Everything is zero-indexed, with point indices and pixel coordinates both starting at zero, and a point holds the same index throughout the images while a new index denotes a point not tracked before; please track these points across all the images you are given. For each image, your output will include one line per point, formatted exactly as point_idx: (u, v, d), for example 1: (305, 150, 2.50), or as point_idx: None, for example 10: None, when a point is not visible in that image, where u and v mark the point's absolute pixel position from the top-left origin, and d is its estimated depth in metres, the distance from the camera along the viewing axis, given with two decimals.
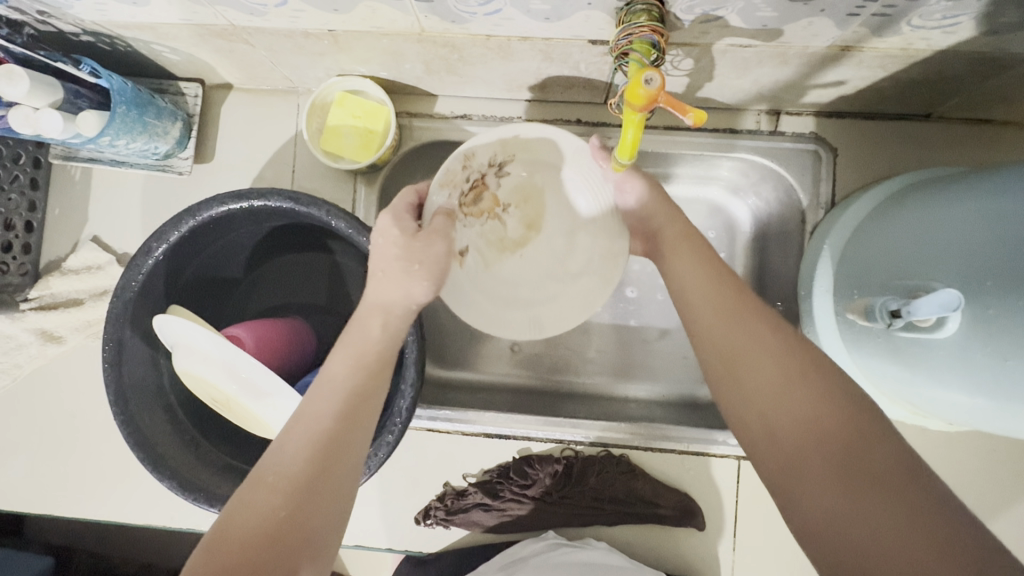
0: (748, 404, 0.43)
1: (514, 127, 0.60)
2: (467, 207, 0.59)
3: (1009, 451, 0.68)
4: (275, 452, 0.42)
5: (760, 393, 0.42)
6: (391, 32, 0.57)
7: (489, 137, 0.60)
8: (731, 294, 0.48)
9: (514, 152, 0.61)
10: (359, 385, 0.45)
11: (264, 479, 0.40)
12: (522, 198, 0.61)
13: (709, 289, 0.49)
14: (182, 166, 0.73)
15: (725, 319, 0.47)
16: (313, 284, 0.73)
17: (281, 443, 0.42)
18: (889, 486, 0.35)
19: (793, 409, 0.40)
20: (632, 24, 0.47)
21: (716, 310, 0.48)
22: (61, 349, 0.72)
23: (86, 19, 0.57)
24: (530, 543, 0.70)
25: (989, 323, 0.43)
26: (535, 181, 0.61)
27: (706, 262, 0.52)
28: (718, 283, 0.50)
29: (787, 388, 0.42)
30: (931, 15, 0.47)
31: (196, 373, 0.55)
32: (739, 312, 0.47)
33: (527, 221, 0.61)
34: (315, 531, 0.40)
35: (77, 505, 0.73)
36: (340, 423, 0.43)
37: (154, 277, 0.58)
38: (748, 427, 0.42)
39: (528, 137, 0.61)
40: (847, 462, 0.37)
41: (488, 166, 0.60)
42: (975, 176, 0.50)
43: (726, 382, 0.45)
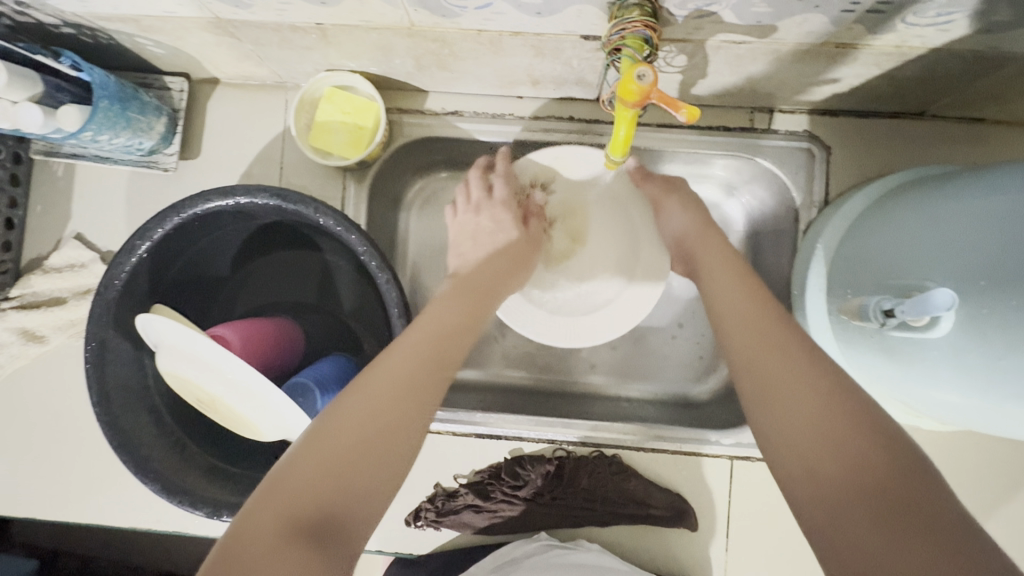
0: (774, 413, 0.45)
1: (552, 150, 0.69)
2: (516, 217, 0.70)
3: (1000, 450, 0.68)
4: (334, 420, 0.44)
5: (784, 402, 0.45)
6: (380, 26, 0.56)
7: (531, 161, 0.69)
8: (765, 317, 0.51)
9: (553, 172, 0.70)
10: (412, 368, 0.49)
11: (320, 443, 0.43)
12: (568, 214, 0.72)
13: (746, 312, 0.53)
14: (168, 162, 0.72)
15: (758, 339, 0.50)
16: (302, 282, 0.72)
17: (340, 414, 0.45)
18: (908, 494, 0.37)
19: (819, 422, 0.42)
20: (624, 19, 0.47)
21: (748, 330, 0.51)
22: (44, 348, 0.71)
23: (66, 11, 0.56)
24: (522, 545, 0.69)
25: (983, 323, 0.43)
26: (579, 198, 0.71)
27: (741, 286, 0.55)
28: (753, 303, 0.53)
29: (813, 399, 0.44)
30: (925, 12, 0.46)
31: (180, 373, 0.54)
32: (768, 332, 0.50)
33: (570, 234, 0.72)
34: (346, 523, 0.41)
35: (60, 507, 0.71)
36: (395, 399, 0.47)
37: (138, 275, 0.57)
38: (770, 435, 0.45)
39: (565, 157, 0.69)
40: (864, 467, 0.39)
41: (534, 185, 0.70)
42: (970, 174, 0.50)
43: (753, 392, 0.47)
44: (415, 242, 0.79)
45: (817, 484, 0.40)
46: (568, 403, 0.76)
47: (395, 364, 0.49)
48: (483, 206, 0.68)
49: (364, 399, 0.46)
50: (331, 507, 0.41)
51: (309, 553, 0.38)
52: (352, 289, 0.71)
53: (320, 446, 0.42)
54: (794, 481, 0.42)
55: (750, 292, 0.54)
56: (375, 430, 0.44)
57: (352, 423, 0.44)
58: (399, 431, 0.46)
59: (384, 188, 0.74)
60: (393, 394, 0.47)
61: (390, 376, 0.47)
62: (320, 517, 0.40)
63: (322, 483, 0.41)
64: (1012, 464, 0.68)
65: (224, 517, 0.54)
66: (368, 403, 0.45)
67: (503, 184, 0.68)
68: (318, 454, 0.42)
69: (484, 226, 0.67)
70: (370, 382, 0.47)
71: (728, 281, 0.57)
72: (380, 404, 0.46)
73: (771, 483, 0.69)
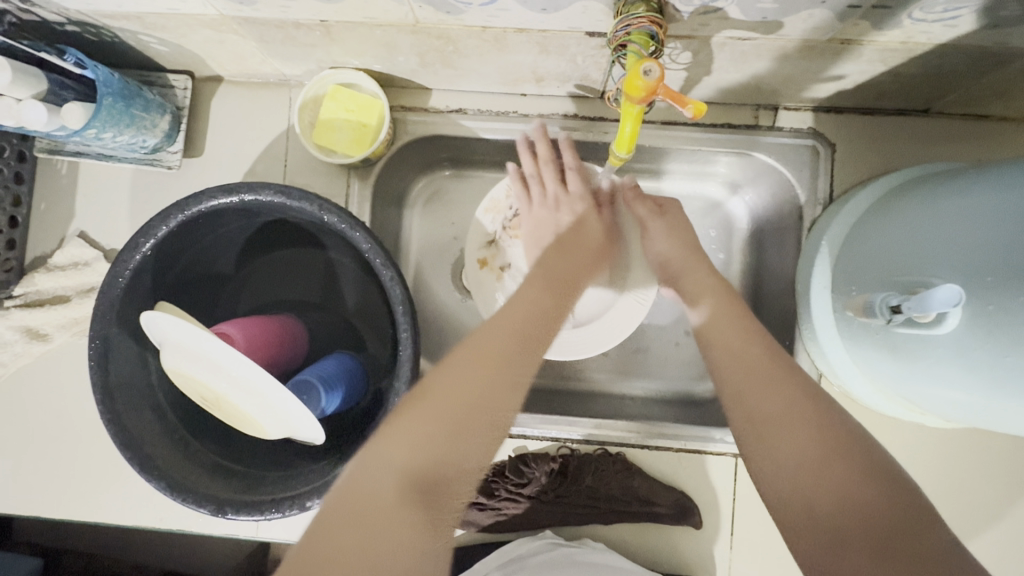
0: (774, 458, 0.44)
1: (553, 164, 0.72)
2: (512, 229, 0.73)
3: (1005, 448, 0.68)
4: (446, 383, 0.47)
5: (784, 451, 0.44)
6: (384, 23, 0.55)
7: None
8: (758, 355, 0.51)
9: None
10: (512, 342, 0.51)
11: (434, 403, 0.46)
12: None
13: (740, 348, 0.52)
14: (171, 160, 0.72)
15: (755, 379, 0.49)
16: (307, 281, 0.72)
17: (452, 378, 0.47)
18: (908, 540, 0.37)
19: (817, 463, 0.42)
20: (630, 14, 0.46)
21: (741, 367, 0.50)
22: (48, 346, 0.71)
23: (70, 8, 0.56)
24: (526, 543, 0.69)
25: (989, 319, 0.43)
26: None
27: (732, 321, 0.55)
28: (748, 342, 0.52)
29: (810, 444, 0.43)
30: (931, 8, 0.46)
31: (184, 371, 0.54)
32: (761, 370, 0.49)
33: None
34: (450, 484, 0.44)
35: (64, 506, 0.71)
36: (501, 369, 0.49)
37: (143, 273, 0.57)
38: (772, 484, 0.44)
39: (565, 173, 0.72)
40: (871, 518, 0.39)
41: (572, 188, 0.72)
42: (977, 169, 0.50)
43: (750, 438, 0.46)
44: (418, 240, 0.79)
45: (823, 534, 0.40)
46: (572, 401, 0.76)
47: (499, 334, 0.51)
48: (561, 200, 0.70)
49: (462, 369, 0.48)
50: (433, 468, 0.44)
51: (416, 509, 0.41)
52: (355, 288, 0.71)
53: (421, 410, 0.46)
54: (800, 532, 0.41)
55: (744, 333, 0.53)
56: (474, 398, 0.46)
57: (451, 390, 0.46)
58: (502, 401, 0.48)
59: (388, 186, 0.74)
60: (488, 368, 0.48)
61: (485, 350, 0.49)
62: (424, 478, 0.43)
63: (424, 445, 0.44)
64: (1017, 462, 0.68)
65: (229, 515, 0.54)
66: (467, 373, 0.47)
67: (577, 179, 0.70)
68: (420, 419, 0.45)
69: (565, 220, 0.69)
70: (476, 350, 0.49)
71: (722, 318, 0.55)
72: (477, 375, 0.48)
73: None
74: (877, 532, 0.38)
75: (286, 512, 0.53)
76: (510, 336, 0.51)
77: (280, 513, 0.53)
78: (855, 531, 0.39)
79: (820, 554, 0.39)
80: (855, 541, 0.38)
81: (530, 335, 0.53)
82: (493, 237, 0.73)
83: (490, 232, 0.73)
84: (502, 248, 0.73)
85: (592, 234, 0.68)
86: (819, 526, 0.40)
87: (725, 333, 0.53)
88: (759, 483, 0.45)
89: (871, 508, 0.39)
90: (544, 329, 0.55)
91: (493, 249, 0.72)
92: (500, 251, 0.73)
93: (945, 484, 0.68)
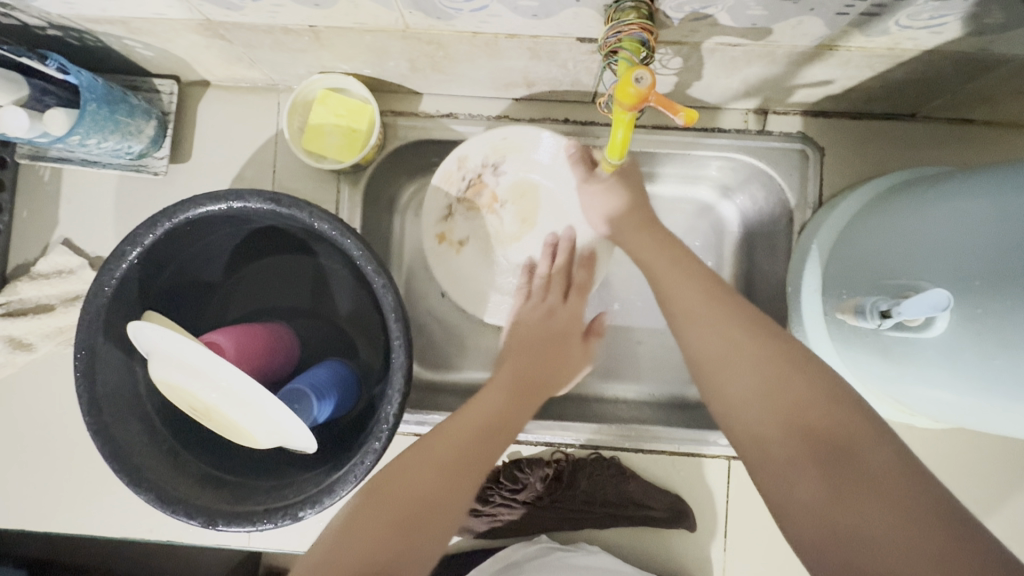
0: (733, 404, 0.47)
1: (502, 131, 0.69)
2: (467, 202, 0.73)
3: (992, 447, 0.69)
4: (413, 463, 0.48)
5: (741, 400, 0.46)
6: (374, 29, 0.55)
7: (482, 143, 0.69)
8: (728, 307, 0.52)
9: (504, 153, 0.71)
10: (486, 411, 0.54)
11: (398, 479, 0.47)
12: (518, 195, 0.74)
13: (706, 301, 0.52)
14: (157, 166, 0.71)
15: (720, 331, 0.50)
16: (297, 288, 0.72)
17: (421, 457, 0.49)
18: (870, 474, 0.39)
19: (776, 405, 0.44)
20: (620, 22, 0.46)
21: (705, 318, 0.51)
22: (31, 356, 0.69)
23: (52, 13, 0.55)
24: (522, 548, 0.69)
25: (977, 323, 0.43)
26: (529, 178, 0.73)
27: (687, 268, 0.56)
28: (716, 297, 0.53)
29: (770, 388, 0.45)
30: (918, 15, 0.47)
31: (173, 382, 0.53)
32: (720, 317, 0.51)
33: (522, 214, 0.74)
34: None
35: (49, 519, 0.70)
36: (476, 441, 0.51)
37: (130, 281, 0.56)
38: (732, 427, 0.47)
39: (515, 139, 0.70)
40: (825, 451, 0.41)
41: (482, 167, 0.71)
42: (962, 176, 0.50)
43: (708, 387, 0.49)
44: (410, 244, 0.78)
45: (783, 472, 0.42)
46: (566, 405, 0.76)
47: (476, 407, 0.54)
48: (556, 310, 0.68)
49: (424, 465, 0.48)
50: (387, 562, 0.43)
51: None
52: (347, 294, 0.70)
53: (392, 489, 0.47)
54: (761, 470, 0.44)
55: (691, 282, 0.54)
56: (442, 478, 0.47)
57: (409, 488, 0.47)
58: (471, 465, 0.49)
59: (379, 191, 0.74)
60: (444, 460, 0.49)
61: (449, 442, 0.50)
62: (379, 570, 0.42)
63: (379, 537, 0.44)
64: (1000, 462, 0.69)
65: (219, 526, 0.53)
66: (431, 458, 0.48)
67: (579, 296, 0.68)
68: (378, 510, 0.45)
69: (551, 328, 0.66)
70: (449, 424, 0.52)
71: (678, 275, 0.56)
72: (437, 471, 0.48)
73: None
74: (832, 464, 0.40)
75: (278, 522, 0.53)
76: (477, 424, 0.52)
77: (274, 524, 0.53)
78: (808, 464, 0.41)
79: (782, 498, 0.42)
80: (810, 475, 0.41)
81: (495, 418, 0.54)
82: (448, 210, 0.72)
83: (445, 204, 0.72)
84: (458, 221, 0.73)
85: (572, 356, 0.65)
86: (776, 465, 0.43)
87: (682, 291, 0.54)
88: (723, 425, 0.48)
89: (828, 443, 0.41)
90: (513, 416, 0.55)
91: (451, 222, 0.72)
92: (457, 224, 0.73)
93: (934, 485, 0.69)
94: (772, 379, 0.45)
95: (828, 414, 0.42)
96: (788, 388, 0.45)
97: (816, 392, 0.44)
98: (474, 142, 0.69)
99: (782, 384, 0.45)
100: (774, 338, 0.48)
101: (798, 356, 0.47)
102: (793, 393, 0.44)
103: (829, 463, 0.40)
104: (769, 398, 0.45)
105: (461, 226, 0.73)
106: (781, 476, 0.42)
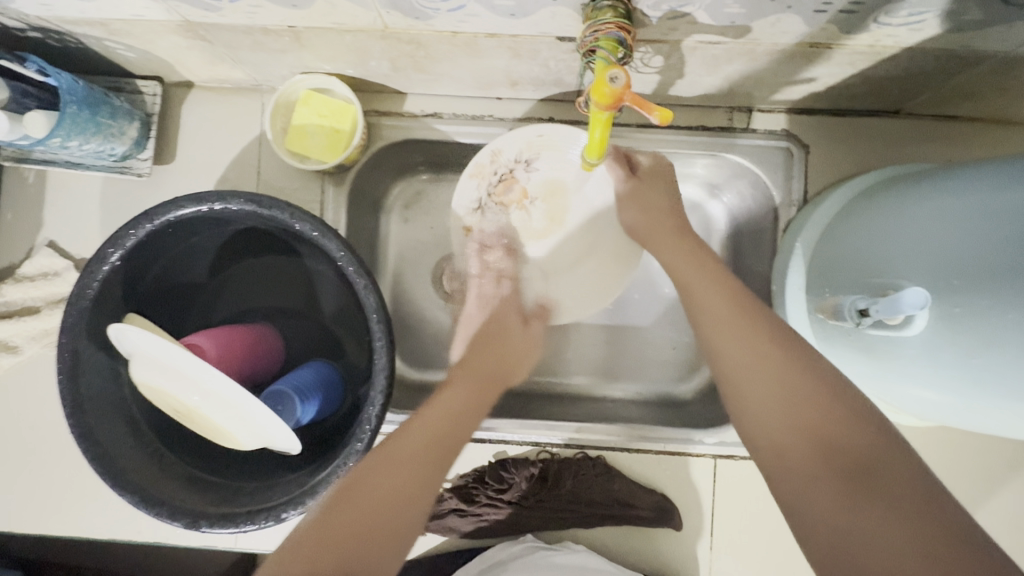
0: (751, 411, 0.47)
1: (538, 127, 0.68)
2: (498, 196, 0.71)
3: (977, 444, 0.69)
4: (369, 471, 0.47)
5: (761, 408, 0.46)
6: (353, 29, 0.55)
7: (516, 138, 0.69)
8: (752, 317, 0.52)
9: (539, 150, 0.70)
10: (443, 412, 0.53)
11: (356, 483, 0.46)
12: (549, 193, 0.72)
13: (730, 310, 0.53)
14: (141, 168, 0.70)
15: (745, 342, 0.50)
16: (282, 289, 0.72)
17: (376, 463, 0.47)
18: (891, 492, 0.38)
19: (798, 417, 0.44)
20: (598, 20, 0.46)
21: (726, 327, 0.52)
22: (16, 359, 0.70)
23: (30, 15, 0.55)
24: (507, 547, 0.69)
25: (955, 321, 0.44)
26: (561, 177, 0.71)
27: (710, 279, 0.56)
28: (741, 306, 0.53)
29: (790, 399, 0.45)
30: (896, 12, 0.47)
31: (154, 384, 0.53)
32: (744, 326, 0.51)
33: (551, 214, 0.73)
34: None
35: (38, 520, 0.70)
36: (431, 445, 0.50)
37: (113, 284, 0.56)
38: (752, 437, 0.47)
39: (550, 136, 0.69)
40: (846, 466, 0.40)
41: (515, 162, 0.70)
42: (941, 174, 0.51)
43: (727, 389, 0.49)
44: (397, 244, 0.78)
45: (801, 485, 0.42)
46: (554, 404, 0.76)
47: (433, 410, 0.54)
48: (491, 300, 0.69)
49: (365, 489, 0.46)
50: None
51: None
52: (333, 295, 0.70)
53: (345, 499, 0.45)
54: (780, 480, 0.43)
55: (718, 290, 0.55)
56: (394, 489, 0.46)
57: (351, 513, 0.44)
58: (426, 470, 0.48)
59: (363, 192, 0.73)
60: (401, 468, 0.48)
61: (397, 452, 0.48)
62: None
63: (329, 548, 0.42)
64: (987, 460, 0.69)
65: (203, 528, 0.53)
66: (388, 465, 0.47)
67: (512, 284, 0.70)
68: (315, 530, 0.43)
69: (488, 322, 0.68)
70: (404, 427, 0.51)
71: (707, 284, 0.56)
72: (379, 493, 0.46)
73: (753, 481, 0.70)
74: (852, 483, 0.39)
75: (262, 523, 0.53)
76: (433, 427, 0.51)
77: (257, 525, 0.53)
78: (824, 476, 0.41)
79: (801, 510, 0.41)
80: (823, 484, 0.41)
81: (455, 416, 0.53)
82: (477, 204, 0.71)
83: (475, 198, 0.70)
84: (487, 214, 0.71)
85: (513, 341, 0.67)
86: (790, 475, 0.43)
87: (710, 297, 0.55)
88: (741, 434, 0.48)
89: (848, 458, 0.41)
90: (459, 428, 0.53)
91: (478, 217, 0.71)
92: (484, 218, 0.71)
93: None
94: (794, 392, 0.45)
95: (851, 431, 0.42)
96: (811, 400, 0.44)
97: (839, 410, 0.43)
98: (509, 137, 0.68)
99: (804, 396, 0.45)
100: (794, 345, 0.48)
101: (826, 370, 0.46)
102: (817, 406, 0.44)
103: (849, 478, 0.40)
104: (790, 409, 0.45)
105: (488, 220, 0.71)
106: (796, 493, 0.42)
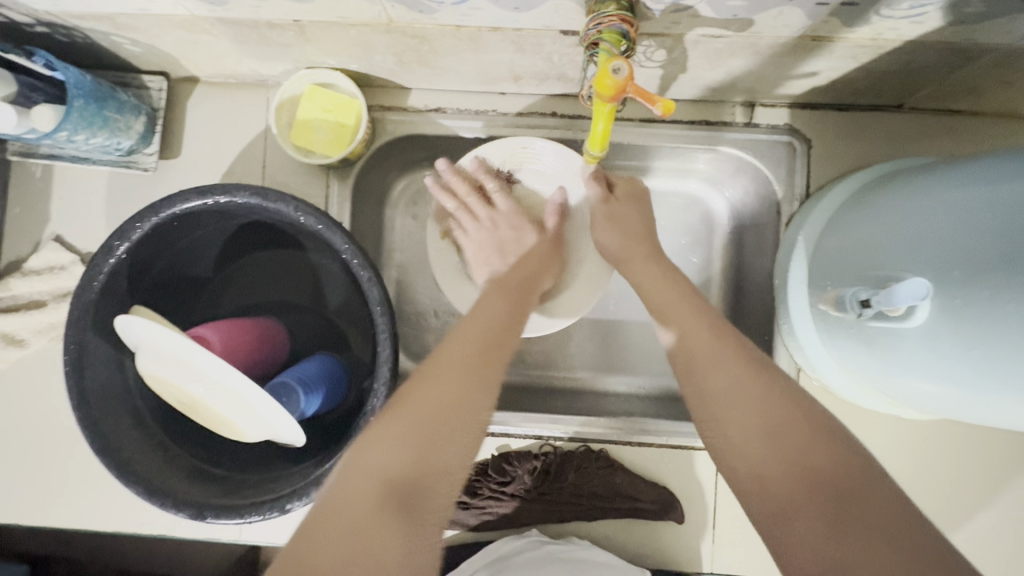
0: (730, 439, 0.46)
1: (523, 140, 0.69)
2: None
3: (980, 438, 0.69)
4: (423, 382, 0.48)
5: (740, 434, 0.45)
6: (358, 23, 0.55)
7: (500, 147, 0.69)
8: (728, 345, 0.51)
9: (521, 161, 0.70)
10: (483, 327, 0.54)
11: (412, 394, 0.47)
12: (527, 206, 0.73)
13: (707, 335, 0.52)
14: (147, 162, 0.71)
15: (724, 368, 0.49)
16: (285, 283, 0.72)
17: (429, 374, 0.49)
18: (871, 517, 0.38)
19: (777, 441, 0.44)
20: (601, 13, 0.46)
21: (705, 352, 0.51)
22: (23, 352, 0.70)
23: (39, 10, 0.55)
24: (511, 541, 0.69)
25: (957, 312, 0.44)
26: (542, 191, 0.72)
27: (686, 304, 0.56)
28: (717, 332, 0.52)
29: (769, 425, 0.44)
30: (897, 5, 0.47)
31: (159, 374, 0.54)
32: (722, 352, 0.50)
33: None
34: (429, 494, 0.44)
35: (44, 513, 0.71)
36: (477, 354, 0.51)
37: (119, 276, 0.56)
38: (730, 465, 0.45)
39: (533, 150, 0.69)
40: (828, 492, 0.40)
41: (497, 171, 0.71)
42: (943, 167, 0.51)
43: (704, 418, 0.48)
44: (400, 239, 0.78)
45: (782, 512, 0.41)
46: (556, 398, 0.76)
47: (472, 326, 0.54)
48: (498, 221, 0.69)
49: (425, 396, 0.47)
50: (412, 479, 0.43)
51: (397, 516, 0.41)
52: (338, 289, 0.70)
53: (404, 411, 0.46)
54: (760, 510, 0.42)
55: (695, 315, 0.54)
56: (451, 393, 0.48)
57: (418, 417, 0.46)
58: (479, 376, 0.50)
59: (367, 187, 0.74)
60: (453, 375, 0.49)
61: (448, 364, 0.49)
62: (401, 496, 0.42)
63: (400, 452, 0.44)
64: (989, 454, 0.69)
65: (208, 519, 0.53)
66: (441, 375, 0.49)
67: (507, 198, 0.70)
68: (380, 441, 0.45)
69: (505, 238, 0.68)
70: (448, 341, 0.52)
71: (685, 310, 0.55)
72: (440, 397, 0.47)
73: None
74: (833, 508, 0.39)
75: (266, 515, 0.53)
76: (475, 340, 0.52)
77: (261, 516, 0.53)
78: (809, 502, 0.40)
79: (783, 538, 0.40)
80: (809, 513, 0.40)
81: (495, 330, 0.55)
82: None
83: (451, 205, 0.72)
84: None
85: (540, 249, 0.66)
86: (772, 504, 0.42)
87: (688, 320, 0.54)
88: (719, 463, 0.47)
89: (827, 482, 0.40)
90: (498, 342, 0.54)
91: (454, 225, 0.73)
92: None
93: (919, 475, 0.69)
94: (771, 418, 0.45)
95: (828, 455, 0.42)
96: (788, 426, 0.44)
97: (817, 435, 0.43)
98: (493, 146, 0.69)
99: (781, 422, 0.44)
100: (769, 372, 0.48)
101: (800, 396, 0.46)
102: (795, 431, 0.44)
103: (831, 504, 0.39)
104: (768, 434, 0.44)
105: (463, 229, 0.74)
106: (779, 523, 0.41)
